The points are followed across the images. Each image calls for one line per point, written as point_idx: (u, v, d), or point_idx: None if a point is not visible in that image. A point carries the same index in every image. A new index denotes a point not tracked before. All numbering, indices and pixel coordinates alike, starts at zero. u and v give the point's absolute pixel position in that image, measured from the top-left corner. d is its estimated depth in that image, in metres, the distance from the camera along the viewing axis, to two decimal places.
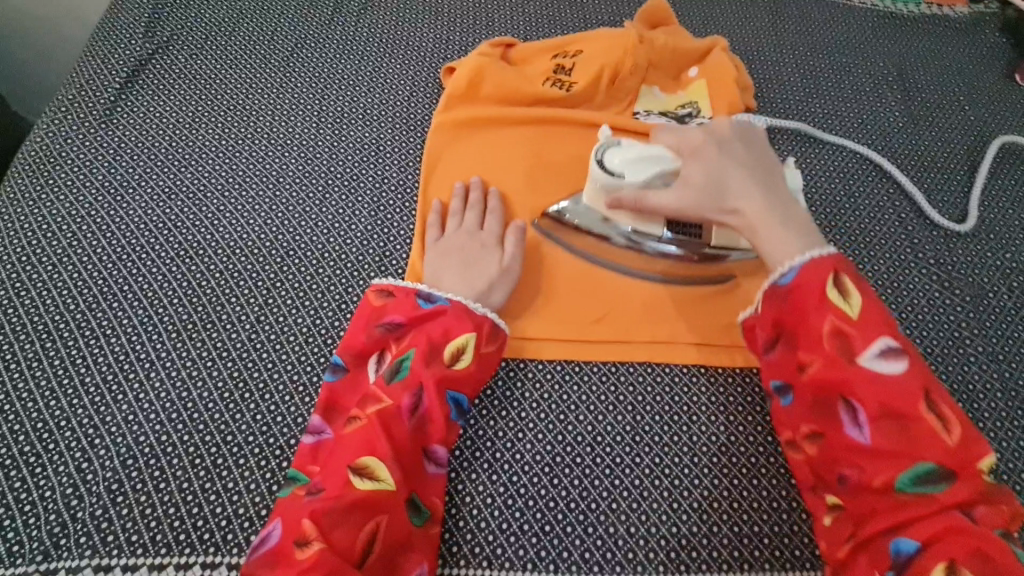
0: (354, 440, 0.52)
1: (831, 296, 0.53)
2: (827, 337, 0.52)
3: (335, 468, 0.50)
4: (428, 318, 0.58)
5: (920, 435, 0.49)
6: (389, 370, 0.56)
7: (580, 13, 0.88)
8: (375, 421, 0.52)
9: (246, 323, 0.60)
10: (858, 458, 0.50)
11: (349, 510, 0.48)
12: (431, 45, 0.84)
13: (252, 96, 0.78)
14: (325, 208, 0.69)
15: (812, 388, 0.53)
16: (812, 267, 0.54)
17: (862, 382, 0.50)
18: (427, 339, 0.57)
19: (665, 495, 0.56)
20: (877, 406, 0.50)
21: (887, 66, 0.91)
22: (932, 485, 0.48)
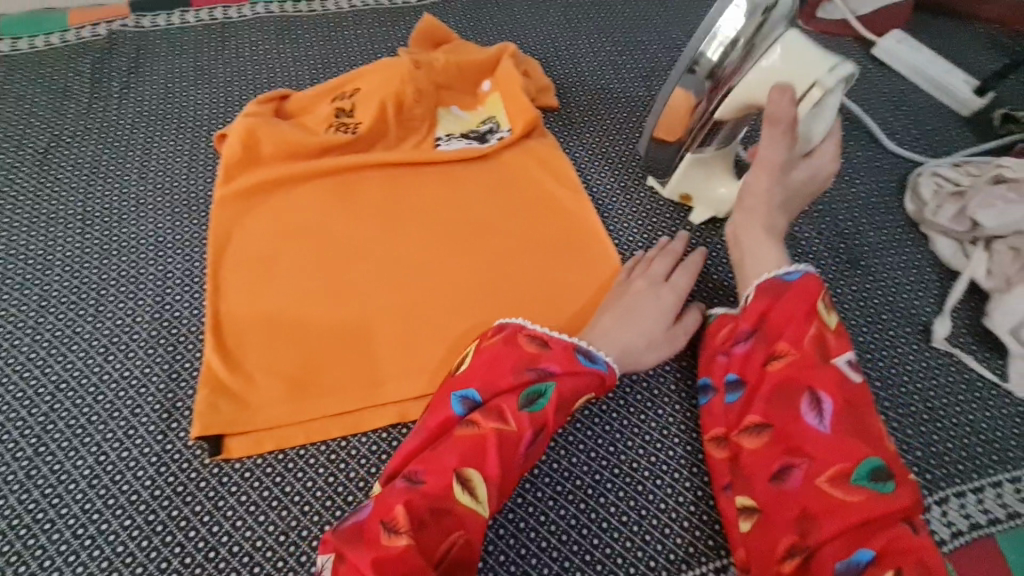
0: (465, 449, 0.50)
1: (813, 308, 0.54)
2: (809, 337, 0.53)
3: (443, 468, 0.48)
4: (578, 363, 0.55)
5: (872, 432, 0.49)
6: (526, 398, 0.52)
7: (364, 49, 0.85)
8: (495, 444, 0.50)
9: (16, 483, 0.53)
10: (813, 449, 0.49)
11: (442, 515, 0.47)
12: (208, 112, 0.78)
13: (1, 212, 0.69)
14: (99, 323, 0.62)
15: (777, 380, 0.53)
16: (810, 277, 0.56)
17: (833, 380, 0.51)
18: (569, 383, 0.54)
19: (511, 542, 0.55)
20: (842, 399, 0.50)
21: (682, 36, 0.93)
22: (882, 482, 0.46)
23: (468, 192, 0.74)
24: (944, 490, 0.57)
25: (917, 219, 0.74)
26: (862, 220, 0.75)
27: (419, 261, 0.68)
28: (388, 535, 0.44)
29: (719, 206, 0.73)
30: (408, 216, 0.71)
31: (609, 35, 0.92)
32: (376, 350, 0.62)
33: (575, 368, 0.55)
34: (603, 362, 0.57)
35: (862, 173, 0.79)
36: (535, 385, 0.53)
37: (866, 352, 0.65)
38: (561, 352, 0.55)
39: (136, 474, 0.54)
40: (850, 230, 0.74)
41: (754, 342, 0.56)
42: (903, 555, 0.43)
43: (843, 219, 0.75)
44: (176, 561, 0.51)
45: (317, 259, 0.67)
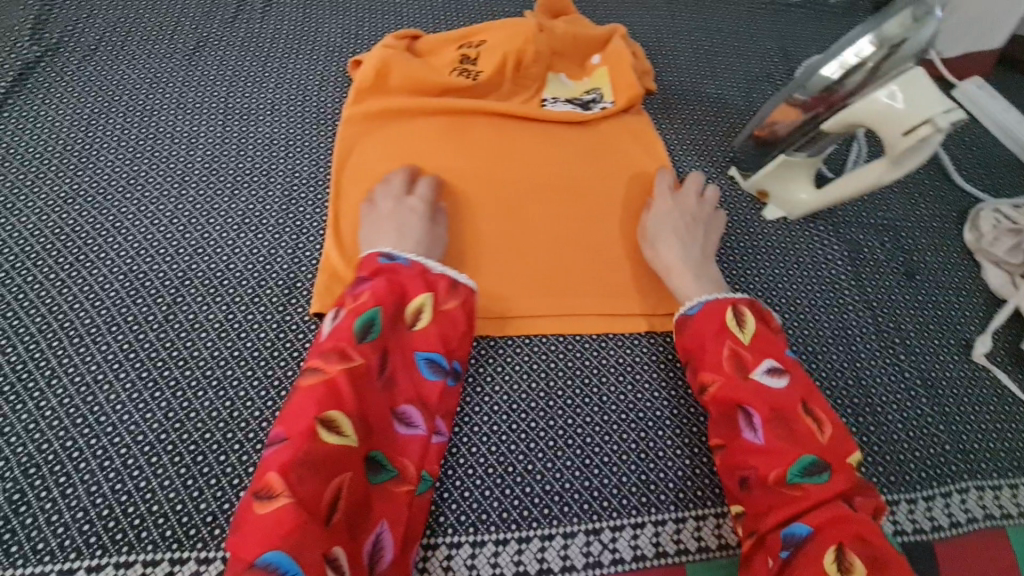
0: (318, 395, 0.51)
1: (726, 325, 0.60)
2: (725, 357, 0.58)
3: (300, 415, 0.50)
4: (397, 272, 0.59)
5: (802, 433, 0.54)
6: (358, 327, 0.55)
7: (486, 8, 0.92)
8: (346, 381, 0.52)
9: (154, 323, 0.60)
10: (753, 460, 0.54)
11: (320, 464, 0.48)
12: (340, 40, 0.85)
13: (153, 96, 0.76)
14: (235, 204, 0.69)
15: (715, 405, 0.58)
16: (713, 301, 0.62)
17: (755, 394, 0.56)
18: (383, 287, 0.57)
19: (576, 453, 0.60)
20: (767, 410, 0.55)
21: (774, 48, 0.99)
22: (817, 475, 0.52)
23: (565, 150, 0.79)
24: (964, 482, 0.63)
25: (973, 248, 0.79)
26: (922, 240, 0.80)
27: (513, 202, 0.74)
28: (264, 501, 0.46)
29: (793, 209, 0.77)
30: (511, 160, 0.77)
31: (706, 38, 0.98)
32: (474, 271, 0.69)
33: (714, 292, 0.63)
34: (404, 257, 0.60)
35: (928, 198, 0.84)
36: (361, 314, 0.55)
37: (911, 354, 0.71)
38: (382, 273, 0.59)
39: (258, 335, 0.61)
40: (910, 246, 0.79)
41: (690, 370, 0.61)
42: (842, 529, 0.48)
43: (906, 235, 0.80)
44: None
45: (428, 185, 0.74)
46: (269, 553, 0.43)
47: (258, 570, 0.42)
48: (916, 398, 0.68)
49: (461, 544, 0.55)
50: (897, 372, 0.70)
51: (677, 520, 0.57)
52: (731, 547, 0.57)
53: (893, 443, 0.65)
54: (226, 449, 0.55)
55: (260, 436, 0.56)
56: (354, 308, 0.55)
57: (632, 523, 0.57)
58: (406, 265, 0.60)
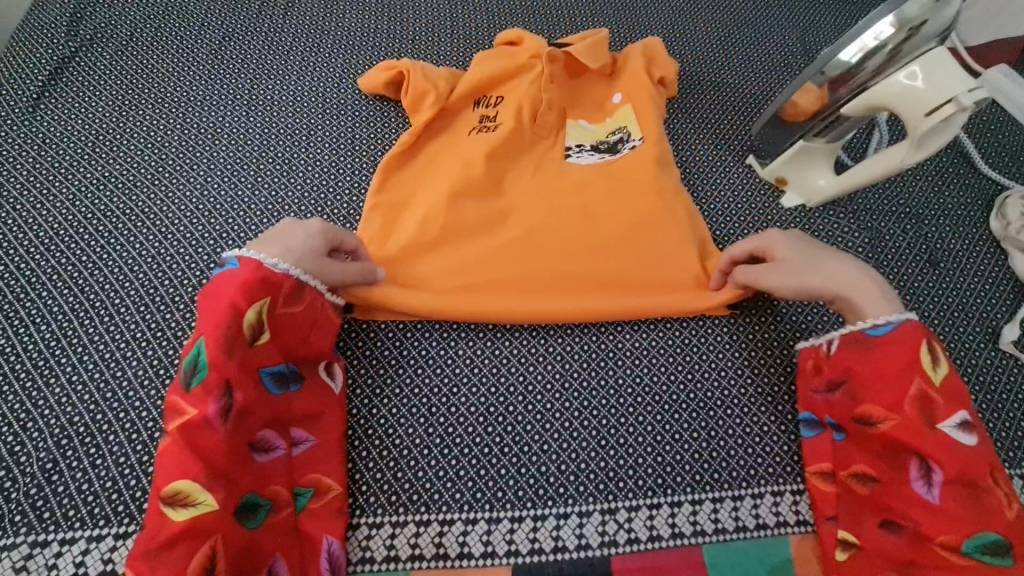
0: (169, 460, 0.48)
1: (919, 362, 0.53)
2: (912, 397, 0.52)
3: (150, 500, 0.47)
4: (215, 292, 0.54)
5: (988, 503, 0.49)
6: (185, 375, 0.51)
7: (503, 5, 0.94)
8: (185, 438, 0.49)
9: (181, 303, 0.62)
10: (919, 515, 0.50)
11: (172, 542, 0.46)
12: (361, 33, 0.87)
13: (180, 88, 0.79)
14: (258, 192, 0.71)
15: (883, 441, 0.53)
16: (905, 328, 0.55)
17: (944, 448, 0.50)
18: (208, 321, 0.53)
19: (592, 434, 0.60)
20: (954, 471, 0.50)
21: (793, 37, 0.98)
22: (995, 555, 0.48)
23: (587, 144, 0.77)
24: None
25: (1000, 236, 0.78)
26: (946, 228, 0.78)
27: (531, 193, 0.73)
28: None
29: (811, 195, 0.77)
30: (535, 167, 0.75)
31: (723, 28, 0.98)
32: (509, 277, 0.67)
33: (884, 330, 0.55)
34: (232, 260, 0.56)
35: (953, 185, 0.82)
36: (193, 359, 0.51)
37: None
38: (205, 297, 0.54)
39: None
40: (934, 234, 0.78)
41: (845, 390, 0.57)
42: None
43: (930, 222, 0.79)
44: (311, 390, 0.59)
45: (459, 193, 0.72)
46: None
47: None
48: None
49: (477, 521, 0.55)
50: None
51: (694, 501, 0.57)
52: (748, 530, 0.56)
53: None
54: None
55: None
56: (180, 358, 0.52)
57: (648, 504, 0.57)
58: (235, 268, 0.55)
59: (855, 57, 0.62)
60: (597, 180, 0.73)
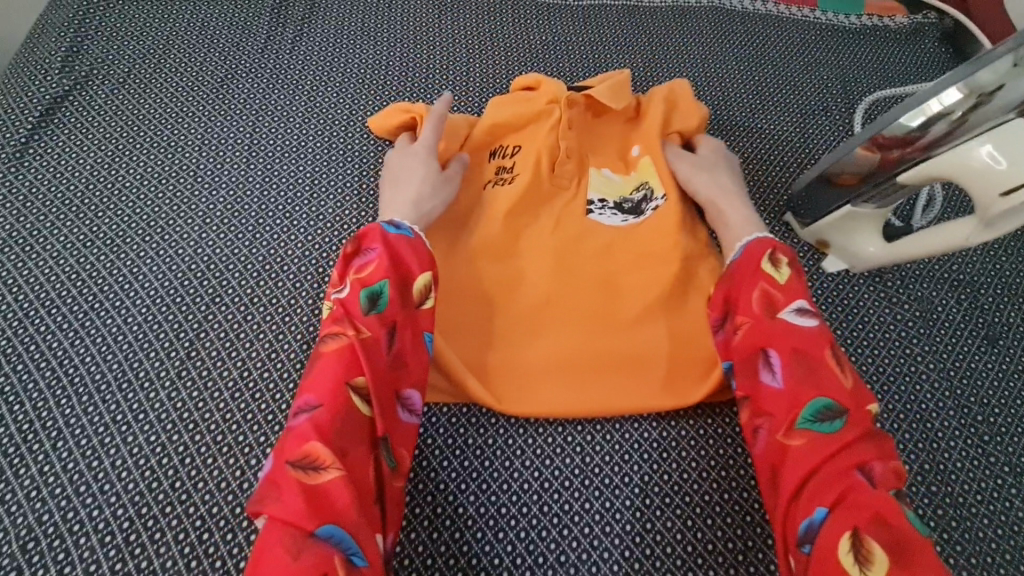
0: (342, 363, 0.50)
1: (758, 268, 0.58)
2: (757, 299, 0.56)
3: (325, 382, 0.49)
4: (395, 241, 0.57)
5: (825, 379, 0.52)
6: (365, 301, 0.53)
7: (522, 46, 0.89)
8: (364, 352, 0.50)
9: (167, 381, 0.57)
10: (775, 406, 0.52)
11: (350, 431, 0.48)
12: (370, 73, 0.82)
13: (178, 131, 0.74)
14: (255, 249, 0.66)
15: (740, 349, 0.56)
16: (753, 244, 0.61)
17: (782, 335, 0.54)
18: (386, 261, 0.55)
19: (615, 542, 0.54)
20: (788, 349, 0.53)
21: (831, 79, 0.91)
22: (831, 422, 0.49)
23: (611, 201, 0.71)
24: None
25: None
26: (1006, 300, 0.71)
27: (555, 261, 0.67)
28: (307, 473, 0.45)
29: (856, 261, 0.70)
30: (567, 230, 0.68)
31: (757, 68, 0.92)
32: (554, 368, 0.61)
33: (750, 249, 0.60)
34: (408, 228, 0.59)
35: (1014, 249, 0.75)
36: (374, 287, 0.54)
37: (997, 436, 0.63)
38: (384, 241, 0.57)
39: (273, 396, 0.57)
40: (992, 307, 0.70)
41: (725, 322, 0.59)
42: (858, 512, 0.44)
43: (987, 292, 0.71)
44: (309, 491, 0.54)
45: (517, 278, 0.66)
46: (327, 526, 0.43)
47: (318, 543, 0.42)
48: (1003, 489, 0.60)
49: None
50: (980, 456, 0.61)
51: None
52: None
53: (978, 542, 0.57)
54: (234, 526, 0.51)
55: None
56: (361, 281, 0.54)
57: None
58: (410, 235, 0.58)
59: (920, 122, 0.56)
60: (624, 243, 0.67)
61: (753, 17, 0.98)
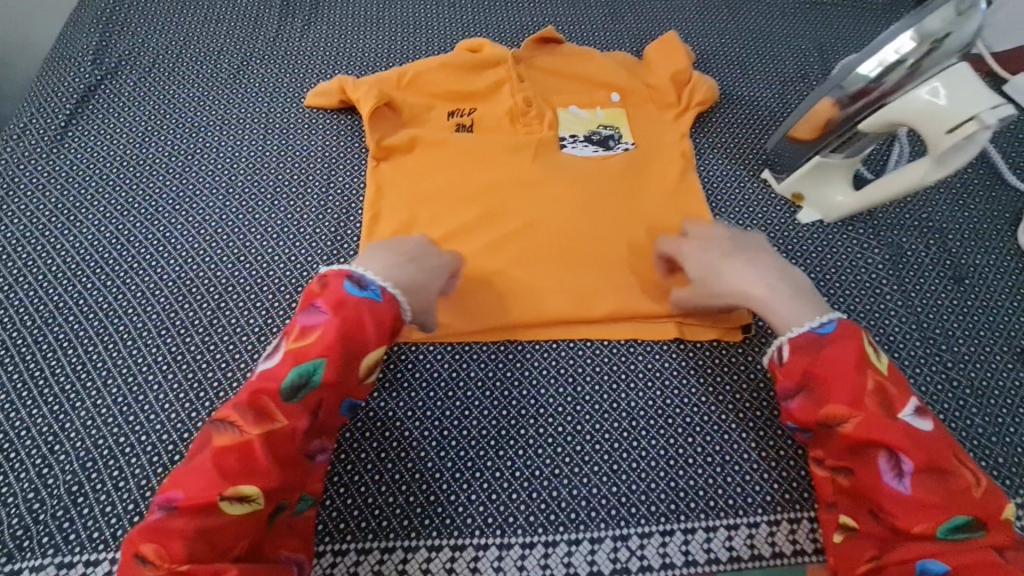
0: (229, 456, 0.47)
1: (865, 355, 0.54)
2: (870, 392, 0.52)
3: (211, 484, 0.46)
4: (346, 309, 0.53)
5: (953, 482, 0.49)
6: (291, 382, 0.50)
7: (517, 26, 0.96)
8: (264, 444, 0.48)
9: (200, 327, 0.64)
10: (896, 508, 0.49)
11: (212, 531, 0.45)
12: (375, 56, 0.89)
13: (200, 112, 0.81)
14: (275, 214, 0.72)
15: (847, 442, 0.52)
16: (845, 326, 0.56)
17: (902, 438, 0.50)
18: (332, 335, 0.52)
19: (604, 458, 0.60)
20: (922, 458, 0.49)
21: (809, 48, 0.97)
22: (968, 532, 0.48)
23: (581, 136, 0.81)
24: (1020, 498, 0.60)
25: None
26: (970, 242, 0.77)
27: (530, 206, 0.74)
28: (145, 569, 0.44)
29: (828, 210, 0.76)
30: (545, 186, 0.76)
31: (738, 40, 0.97)
32: (519, 288, 0.68)
33: (842, 334, 0.55)
34: (376, 288, 0.56)
35: (977, 199, 0.80)
36: (306, 366, 0.51)
37: (960, 363, 0.68)
38: (344, 312, 0.53)
39: None
40: (957, 250, 0.76)
41: (804, 400, 0.55)
42: None
43: (953, 237, 0.77)
44: None
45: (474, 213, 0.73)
46: None
47: None
48: (965, 408, 0.65)
49: (487, 547, 0.55)
50: (945, 381, 0.67)
51: (707, 528, 0.57)
52: (765, 558, 0.56)
53: None
54: None
55: None
56: (294, 357, 0.51)
57: (661, 530, 0.56)
58: (377, 298, 0.55)
59: (875, 71, 0.61)
60: (590, 193, 0.76)
61: None
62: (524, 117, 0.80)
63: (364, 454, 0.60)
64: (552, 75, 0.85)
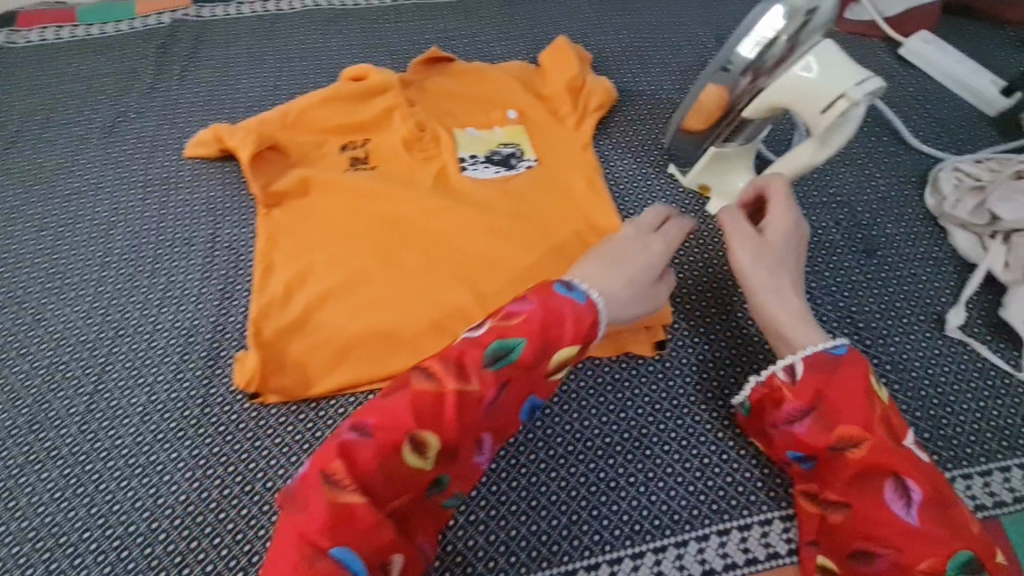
0: (423, 405, 0.48)
1: (872, 385, 0.53)
2: (879, 420, 0.51)
3: (410, 425, 0.47)
4: (575, 306, 0.54)
5: (957, 519, 0.48)
6: (491, 354, 0.50)
7: (409, 47, 0.93)
8: (450, 402, 0.48)
9: (76, 415, 0.59)
10: (899, 541, 0.48)
11: (379, 479, 0.46)
12: (260, 96, 0.85)
13: (70, 178, 0.76)
14: (156, 279, 0.68)
15: (856, 467, 0.51)
16: (855, 353, 0.54)
17: (910, 468, 0.49)
18: (541, 319, 0.51)
19: (523, 495, 0.59)
20: (930, 489, 0.49)
21: (707, 34, 0.96)
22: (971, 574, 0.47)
23: (481, 156, 0.78)
24: (947, 471, 0.59)
25: (938, 213, 0.75)
26: (879, 213, 0.76)
27: (431, 238, 0.71)
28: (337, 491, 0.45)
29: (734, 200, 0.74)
30: (444, 214, 0.73)
31: (636, 33, 0.96)
32: (423, 327, 0.65)
33: (852, 360, 0.54)
34: (581, 291, 0.55)
35: (882, 169, 0.80)
36: (507, 341, 0.51)
37: (878, 339, 0.67)
38: (545, 306, 0.52)
39: (182, 413, 0.60)
40: (867, 223, 0.75)
41: (809, 422, 0.53)
42: None
43: (861, 210, 0.76)
44: (217, 492, 0.56)
45: (371, 253, 0.70)
46: (340, 549, 0.44)
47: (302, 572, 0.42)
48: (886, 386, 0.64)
49: None
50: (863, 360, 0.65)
51: (633, 556, 0.56)
52: None
53: None
54: (152, 540, 0.54)
55: (187, 522, 0.55)
56: (500, 330, 0.51)
57: (586, 565, 0.56)
58: (582, 301, 0.54)
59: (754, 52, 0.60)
60: (491, 215, 0.73)
61: None
62: (419, 144, 0.77)
63: (262, 531, 0.55)
64: (445, 96, 0.83)
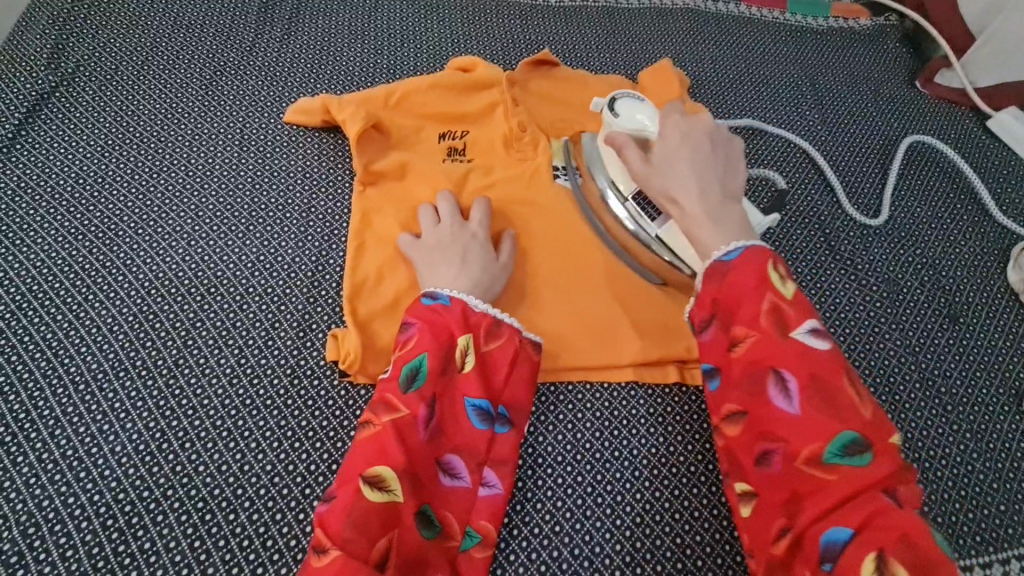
0: (368, 450, 0.49)
1: (766, 277, 0.50)
2: (763, 313, 0.49)
3: (349, 476, 0.48)
4: (439, 314, 0.56)
5: (844, 404, 0.47)
6: (404, 377, 0.53)
7: (511, 45, 0.92)
8: (394, 432, 0.50)
9: (164, 369, 0.58)
10: (784, 432, 0.47)
11: (364, 521, 0.45)
12: (361, 71, 0.84)
13: (166, 125, 0.75)
14: (249, 241, 0.67)
15: (743, 365, 0.50)
16: (752, 249, 0.52)
17: (795, 356, 0.48)
18: (428, 334, 0.55)
19: (607, 512, 0.57)
20: (807, 376, 0.47)
21: (802, 77, 0.97)
22: (859, 455, 0.45)
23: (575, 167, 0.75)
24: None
25: (1019, 288, 0.76)
26: (963, 280, 0.77)
27: (527, 239, 0.70)
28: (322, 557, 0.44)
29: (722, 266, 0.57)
30: (542, 216, 0.72)
31: (733, 66, 0.97)
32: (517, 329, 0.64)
33: (748, 254, 0.52)
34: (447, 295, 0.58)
35: (966, 236, 0.81)
36: (412, 361, 0.53)
37: (958, 406, 0.67)
38: (430, 321, 0.56)
39: (271, 381, 0.59)
40: (951, 288, 0.76)
41: (713, 329, 0.53)
42: (885, 532, 0.41)
43: (946, 275, 0.77)
44: (303, 466, 0.55)
45: None
46: None
47: None
48: (966, 453, 0.64)
49: None
50: (945, 425, 0.66)
51: None
52: None
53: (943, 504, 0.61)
54: (236, 506, 0.53)
55: (272, 492, 0.54)
56: (402, 356, 0.54)
57: None
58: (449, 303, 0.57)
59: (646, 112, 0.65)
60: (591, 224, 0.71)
61: (728, 16, 1.03)
62: (519, 144, 0.75)
63: None
64: (548, 100, 0.82)
